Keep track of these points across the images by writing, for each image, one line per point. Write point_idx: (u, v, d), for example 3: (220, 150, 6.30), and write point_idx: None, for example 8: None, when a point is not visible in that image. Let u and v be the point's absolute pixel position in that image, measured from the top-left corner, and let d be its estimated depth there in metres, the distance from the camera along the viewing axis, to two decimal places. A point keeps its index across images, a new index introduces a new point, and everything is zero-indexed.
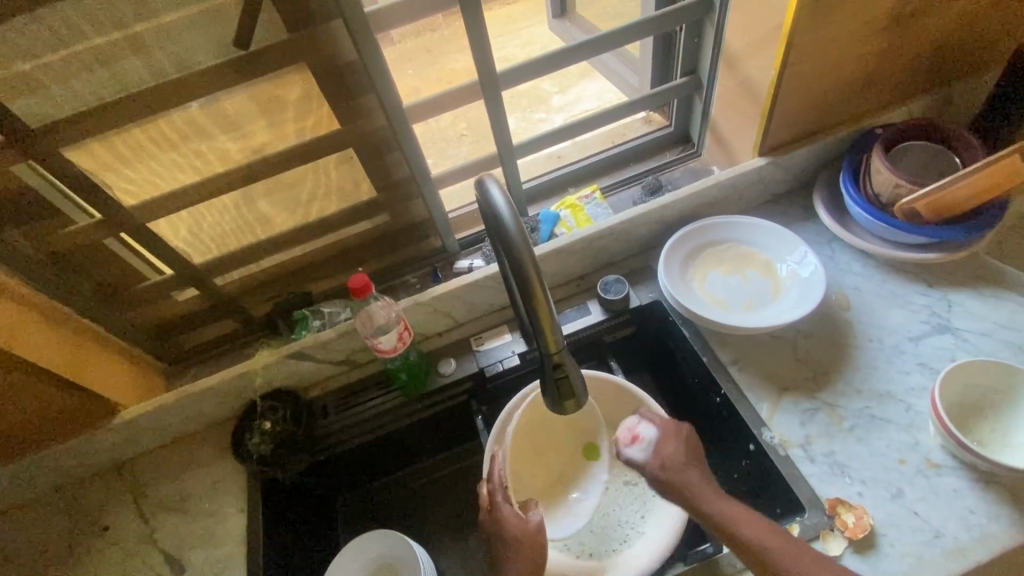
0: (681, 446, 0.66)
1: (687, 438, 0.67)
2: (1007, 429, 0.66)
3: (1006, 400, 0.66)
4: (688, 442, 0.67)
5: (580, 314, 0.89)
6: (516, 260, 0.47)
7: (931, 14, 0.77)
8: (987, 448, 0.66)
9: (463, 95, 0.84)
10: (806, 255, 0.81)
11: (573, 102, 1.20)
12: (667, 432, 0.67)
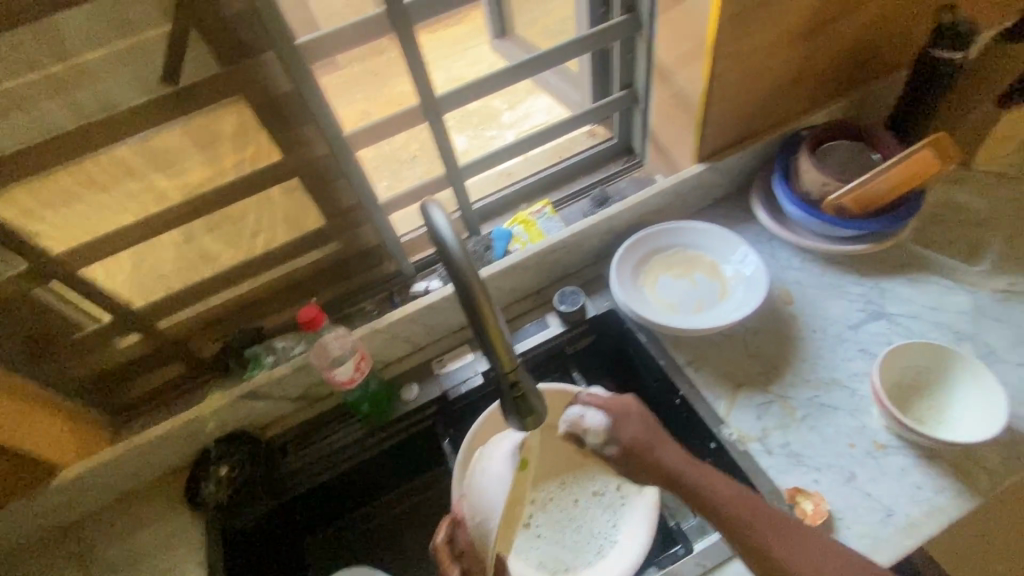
0: (637, 426, 0.64)
1: (639, 415, 0.65)
2: (943, 407, 0.70)
3: (940, 379, 0.71)
4: (640, 419, 0.65)
5: (540, 329, 0.89)
6: (461, 283, 0.48)
7: (840, 22, 0.82)
8: (926, 426, 0.69)
9: (406, 119, 0.83)
10: (747, 254, 0.84)
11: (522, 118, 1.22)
12: (618, 413, 0.65)
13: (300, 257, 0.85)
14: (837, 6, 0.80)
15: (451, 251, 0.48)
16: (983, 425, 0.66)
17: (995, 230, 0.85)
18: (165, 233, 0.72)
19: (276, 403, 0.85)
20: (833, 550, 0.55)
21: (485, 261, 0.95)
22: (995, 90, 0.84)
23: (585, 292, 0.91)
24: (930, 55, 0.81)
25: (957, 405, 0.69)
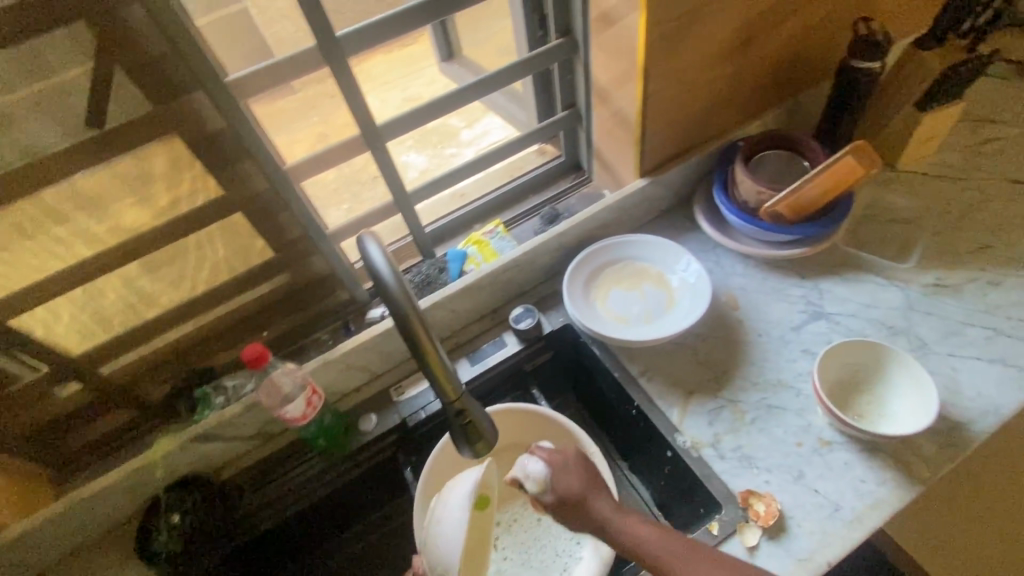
0: (577, 478, 0.61)
1: (580, 465, 0.62)
2: (880, 402, 0.73)
3: (876, 375, 0.74)
4: (581, 471, 0.62)
5: (497, 348, 0.90)
6: (398, 317, 0.48)
7: (763, 40, 0.86)
8: (866, 422, 0.72)
9: (349, 149, 0.82)
10: (690, 263, 0.87)
11: (481, 135, 1.25)
12: (559, 459, 0.62)
13: (249, 291, 0.83)
14: (758, 25, 0.84)
15: (388, 285, 0.48)
16: (918, 416, 0.70)
17: (921, 227, 0.90)
18: (101, 278, 0.70)
19: (230, 444, 0.83)
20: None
21: (440, 283, 0.95)
22: (912, 96, 0.89)
23: (540, 308, 0.92)
24: (851, 66, 0.85)
25: (893, 400, 0.72)
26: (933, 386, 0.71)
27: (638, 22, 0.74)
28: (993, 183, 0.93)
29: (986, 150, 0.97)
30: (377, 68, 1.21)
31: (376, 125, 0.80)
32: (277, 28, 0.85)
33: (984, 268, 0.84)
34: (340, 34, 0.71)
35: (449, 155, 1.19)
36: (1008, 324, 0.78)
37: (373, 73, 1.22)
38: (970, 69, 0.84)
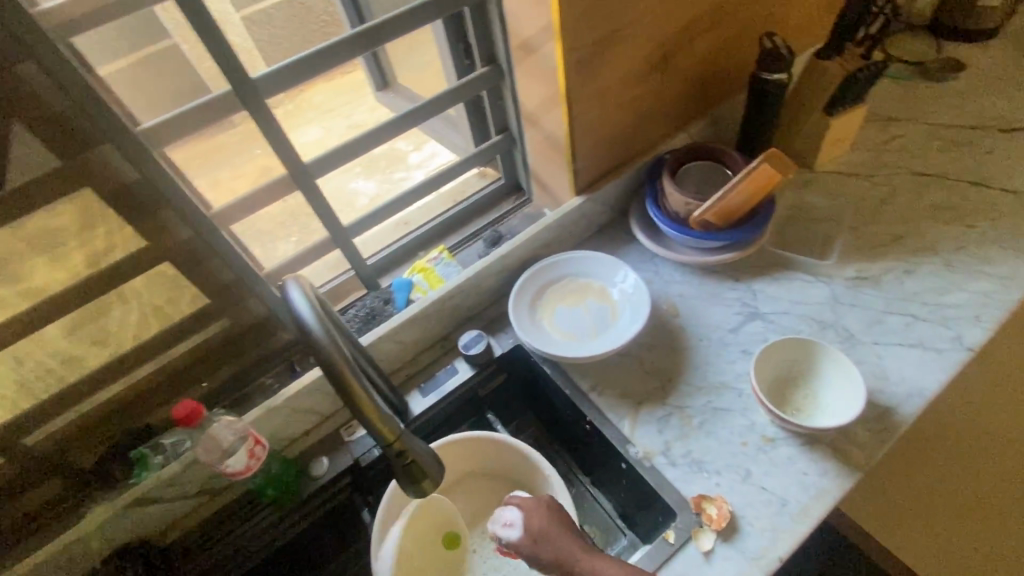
0: (547, 526, 0.64)
1: (550, 513, 0.66)
2: (814, 396, 0.77)
3: (808, 369, 0.78)
4: (552, 518, 0.65)
5: (449, 375, 0.88)
6: (327, 367, 0.47)
7: (677, 59, 0.91)
8: (802, 417, 0.76)
9: (276, 189, 0.81)
10: (628, 274, 0.90)
11: (430, 157, 1.24)
12: (530, 512, 0.66)
13: (182, 342, 0.80)
14: (671, 45, 0.88)
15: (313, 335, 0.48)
16: (847, 405, 0.73)
17: (839, 223, 0.95)
18: (14, 344, 0.66)
19: (174, 504, 0.79)
20: None
21: (385, 315, 0.93)
22: (820, 102, 0.95)
23: (489, 332, 0.92)
24: (761, 78, 0.90)
25: (826, 392, 0.76)
26: (859, 375, 0.75)
27: (555, 49, 0.77)
28: (901, 177, 1.00)
29: (892, 147, 1.04)
30: (319, 97, 1.21)
31: (303, 164, 0.79)
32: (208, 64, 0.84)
33: (899, 258, 0.89)
34: (254, 77, 0.70)
35: (399, 180, 1.17)
36: (924, 309, 0.83)
37: (317, 101, 1.21)
38: (869, 74, 0.90)
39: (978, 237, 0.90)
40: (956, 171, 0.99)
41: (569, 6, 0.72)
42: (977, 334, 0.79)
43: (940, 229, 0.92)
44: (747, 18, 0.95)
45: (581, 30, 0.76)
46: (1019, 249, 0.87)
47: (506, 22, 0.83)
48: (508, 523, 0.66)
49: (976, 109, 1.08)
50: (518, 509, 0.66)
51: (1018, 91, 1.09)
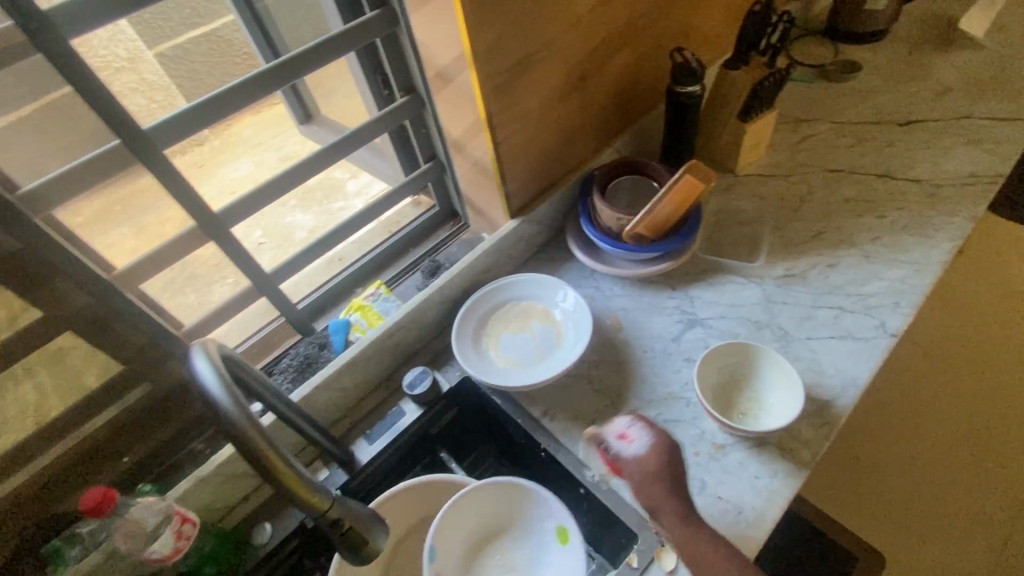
0: (661, 467, 0.66)
1: (671, 459, 0.67)
2: (758, 398, 0.78)
3: (750, 372, 0.80)
4: (668, 465, 0.66)
5: (395, 418, 0.84)
6: (241, 442, 0.43)
7: (593, 78, 0.93)
8: (750, 420, 0.77)
9: (187, 243, 0.75)
10: (568, 293, 0.89)
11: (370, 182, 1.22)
12: (651, 441, 0.68)
13: (93, 417, 0.73)
14: (587, 65, 0.90)
15: (223, 411, 0.43)
16: (790, 403, 0.75)
17: (764, 224, 0.99)
18: None
19: None
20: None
21: (323, 361, 0.89)
22: (734, 110, 0.99)
23: (434, 366, 0.89)
24: (676, 91, 0.93)
25: (770, 393, 0.78)
26: (795, 371, 0.77)
27: (470, 78, 0.76)
28: (815, 175, 1.05)
29: (805, 147, 1.10)
30: (248, 132, 1.21)
31: (215, 213, 0.75)
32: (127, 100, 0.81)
33: (821, 253, 0.93)
34: (146, 129, 0.65)
35: (338, 210, 1.16)
36: (849, 301, 0.87)
37: (245, 136, 1.20)
38: (775, 80, 0.94)
39: (889, 226, 0.95)
40: (864, 165, 1.05)
41: (478, 35, 0.71)
42: (899, 320, 0.83)
43: (856, 222, 0.97)
44: (655, 35, 0.98)
45: (494, 58, 0.75)
46: (927, 235, 0.93)
47: (419, 53, 0.81)
48: (629, 437, 0.69)
49: (875, 105, 1.15)
50: (647, 434, 0.69)
51: (909, 86, 1.17)
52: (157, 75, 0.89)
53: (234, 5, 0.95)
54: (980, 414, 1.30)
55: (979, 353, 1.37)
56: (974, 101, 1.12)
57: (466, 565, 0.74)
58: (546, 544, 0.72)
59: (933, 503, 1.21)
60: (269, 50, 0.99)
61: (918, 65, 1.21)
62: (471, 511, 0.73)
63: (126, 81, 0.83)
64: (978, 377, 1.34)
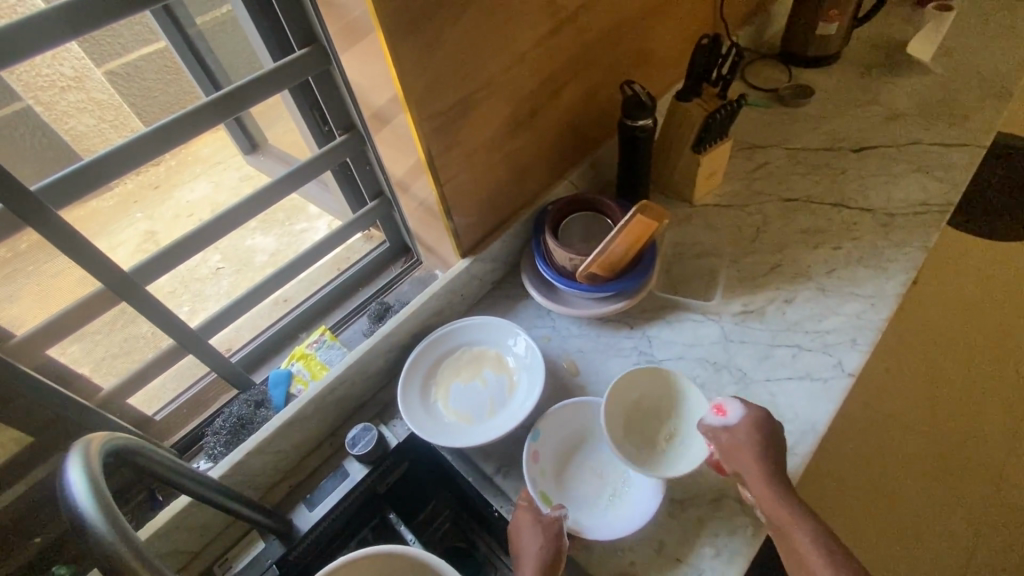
0: (759, 443, 0.67)
1: (773, 442, 0.68)
2: (672, 417, 0.77)
3: (652, 398, 0.78)
4: (767, 445, 0.67)
5: (337, 483, 0.79)
6: (105, 562, 0.40)
7: (541, 112, 0.90)
8: (678, 445, 0.74)
9: (93, 306, 0.69)
10: (521, 336, 0.84)
11: None
12: (745, 420, 0.69)
13: None
14: (535, 100, 0.87)
15: (113, 551, 0.40)
16: (698, 408, 0.76)
17: (721, 257, 0.97)
18: None
19: None
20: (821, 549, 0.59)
21: (259, 420, 0.83)
22: (687, 141, 0.97)
23: (381, 420, 0.85)
24: (627, 125, 0.90)
25: (678, 405, 0.77)
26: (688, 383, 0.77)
27: (406, 121, 0.72)
28: (771, 204, 1.04)
29: (761, 175, 1.09)
30: (208, 149, 1.09)
31: (126, 273, 0.69)
32: (71, 123, 0.78)
33: (778, 287, 0.92)
34: (36, 190, 0.59)
35: (300, 232, 1.07)
36: (807, 338, 0.85)
37: (204, 155, 1.09)
38: (727, 112, 0.92)
39: (844, 258, 0.94)
40: (819, 192, 1.05)
41: (410, 79, 0.68)
42: (856, 358, 0.82)
43: (812, 254, 0.96)
44: (606, 67, 0.96)
45: (431, 100, 0.71)
46: (881, 266, 0.92)
47: (354, 93, 0.77)
48: (722, 411, 0.71)
49: (828, 131, 1.15)
50: (741, 414, 0.70)
51: (860, 110, 1.18)
52: (107, 95, 0.82)
53: (164, 33, 0.83)
54: (942, 431, 1.31)
55: (938, 370, 1.39)
56: (923, 126, 1.13)
57: (555, 468, 0.76)
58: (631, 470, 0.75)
59: (901, 523, 1.21)
60: (206, 81, 0.88)
61: (868, 89, 1.22)
62: (562, 426, 0.78)
63: (72, 102, 0.78)
64: (938, 393, 1.36)
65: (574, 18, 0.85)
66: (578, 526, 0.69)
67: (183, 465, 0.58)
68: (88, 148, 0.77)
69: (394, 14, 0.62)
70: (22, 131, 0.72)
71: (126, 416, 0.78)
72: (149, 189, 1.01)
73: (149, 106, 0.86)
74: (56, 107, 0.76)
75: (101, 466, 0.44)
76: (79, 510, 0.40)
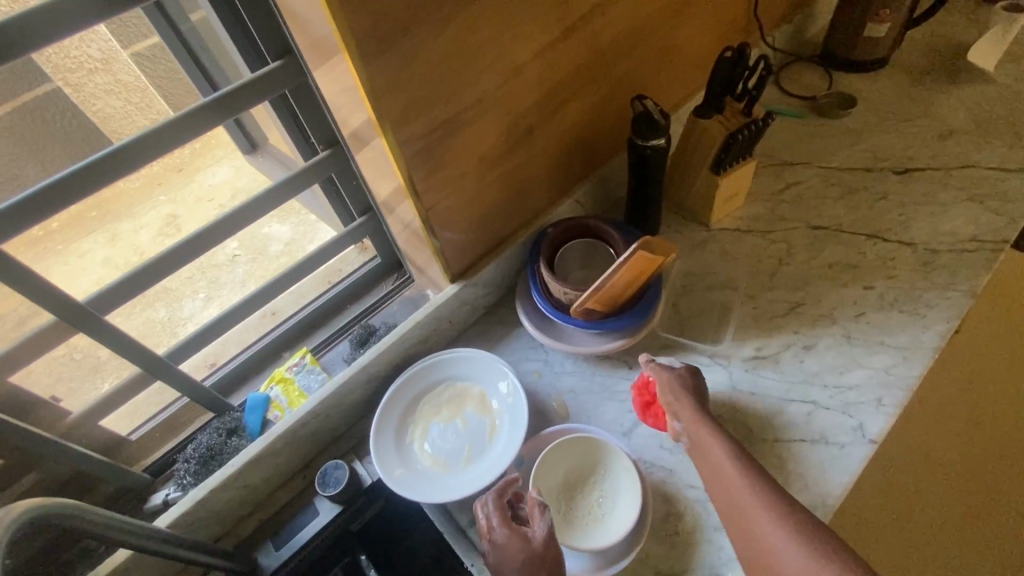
0: (692, 380, 0.72)
1: (695, 387, 0.71)
2: (594, 468, 0.71)
3: (585, 461, 0.71)
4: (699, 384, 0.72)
5: (306, 520, 0.76)
6: None
7: (542, 128, 0.82)
8: (612, 498, 0.69)
9: (48, 337, 0.65)
10: (508, 375, 0.78)
11: None
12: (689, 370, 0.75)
13: None
14: (534, 116, 0.79)
15: None
16: (615, 451, 0.70)
17: (736, 291, 0.89)
18: None
19: None
20: (732, 467, 0.61)
21: (231, 449, 0.80)
22: (705, 161, 0.88)
23: (356, 454, 0.80)
24: (636, 144, 0.81)
25: (600, 455, 0.71)
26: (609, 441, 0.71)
27: (382, 143, 0.66)
28: (797, 232, 0.94)
29: (788, 197, 0.99)
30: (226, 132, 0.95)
31: (80, 304, 0.65)
32: (100, 105, 0.76)
33: (798, 331, 0.83)
34: None
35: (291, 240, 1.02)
36: (825, 395, 0.76)
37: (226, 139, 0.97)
38: (751, 132, 0.83)
39: (876, 300, 0.84)
40: (854, 221, 0.94)
41: (383, 100, 0.61)
42: (880, 423, 0.73)
43: (839, 293, 0.86)
44: (618, 76, 0.87)
45: (410, 123, 0.65)
46: (917, 313, 0.82)
47: (331, 110, 0.71)
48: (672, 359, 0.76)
49: (869, 149, 1.03)
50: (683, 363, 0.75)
51: (908, 125, 1.05)
52: (133, 77, 0.77)
53: (154, 26, 0.74)
54: (990, 479, 1.15)
55: (994, 410, 1.21)
56: (980, 147, 1.00)
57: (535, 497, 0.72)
58: (610, 501, 0.69)
59: None
60: (204, 81, 0.79)
61: (919, 102, 1.09)
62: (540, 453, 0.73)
63: (99, 84, 0.75)
64: (995, 441, 1.18)
65: (581, 24, 0.76)
66: None
67: (121, 517, 0.57)
68: (115, 132, 0.75)
69: (361, 32, 0.55)
70: (53, 112, 0.74)
71: (94, 441, 0.75)
72: (173, 172, 0.91)
73: (175, 89, 0.79)
74: (84, 90, 0.75)
75: None
76: None
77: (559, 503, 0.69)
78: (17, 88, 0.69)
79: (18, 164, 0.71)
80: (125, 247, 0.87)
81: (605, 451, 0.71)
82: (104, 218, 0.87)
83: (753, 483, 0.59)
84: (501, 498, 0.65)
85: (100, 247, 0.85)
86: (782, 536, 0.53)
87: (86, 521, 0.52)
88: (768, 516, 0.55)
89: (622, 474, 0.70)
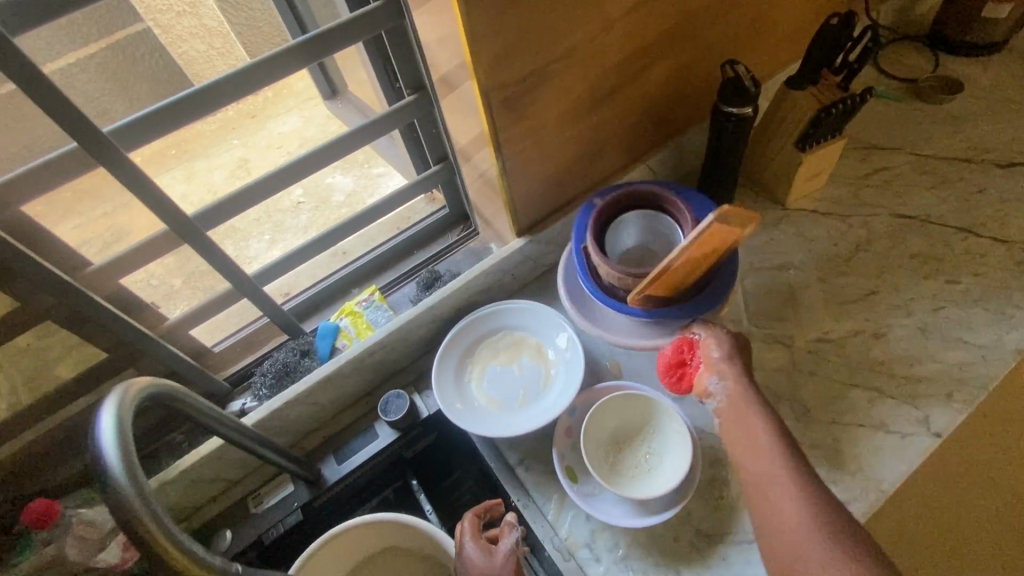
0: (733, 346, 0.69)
1: (735, 345, 0.69)
2: (644, 426, 0.73)
3: (635, 419, 0.73)
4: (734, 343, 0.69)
5: (367, 441, 0.81)
6: (113, 506, 0.42)
7: (627, 87, 0.81)
8: (659, 455, 0.71)
9: (161, 245, 0.72)
10: (568, 330, 0.80)
11: None
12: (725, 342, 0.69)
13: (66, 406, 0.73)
14: (620, 75, 0.78)
15: (120, 491, 0.42)
16: (668, 412, 0.72)
17: (807, 271, 0.86)
18: None
19: None
20: (768, 440, 0.60)
21: (303, 369, 0.87)
22: (791, 136, 0.85)
23: (415, 388, 0.85)
24: (722, 110, 0.79)
25: (650, 413, 0.73)
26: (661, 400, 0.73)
27: (473, 88, 0.67)
28: (880, 219, 0.90)
29: (874, 181, 0.94)
30: (302, 82, 1.01)
31: (188, 218, 0.71)
32: (185, 47, 0.82)
33: (869, 317, 0.81)
34: (107, 133, 0.61)
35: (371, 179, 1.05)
36: (892, 384, 0.75)
37: (301, 86, 1.02)
38: (845, 107, 0.79)
39: (958, 295, 0.80)
40: (945, 213, 0.89)
41: (480, 44, 0.62)
42: (947, 417, 0.71)
43: (918, 285, 0.82)
44: (709, 40, 0.85)
45: (502, 69, 0.66)
46: (1005, 313, 0.78)
47: (424, 54, 0.73)
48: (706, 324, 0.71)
49: (970, 138, 0.97)
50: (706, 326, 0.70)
51: (1018, 117, 0.98)
52: (217, 23, 0.82)
53: None
54: None
55: None
56: None
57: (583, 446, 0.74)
58: (657, 457, 0.70)
59: None
60: (296, 26, 0.81)
61: None
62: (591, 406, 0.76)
63: (185, 27, 0.81)
64: None
65: None
66: (597, 504, 0.68)
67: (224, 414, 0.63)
68: (197, 74, 0.81)
69: None
70: (143, 51, 0.79)
71: (187, 346, 0.83)
72: (247, 118, 0.98)
73: (253, 37, 0.84)
74: (173, 31, 0.81)
75: (130, 421, 0.46)
76: (105, 459, 0.43)
77: (606, 454, 0.72)
78: (115, 27, 0.74)
79: (108, 99, 0.72)
80: (200, 185, 0.89)
81: (656, 410, 0.73)
82: (182, 156, 0.90)
83: (785, 458, 0.58)
84: (477, 517, 0.70)
85: (177, 184, 0.89)
86: (801, 511, 0.54)
87: (190, 405, 0.57)
88: (791, 480, 0.56)
89: (671, 434, 0.71)
